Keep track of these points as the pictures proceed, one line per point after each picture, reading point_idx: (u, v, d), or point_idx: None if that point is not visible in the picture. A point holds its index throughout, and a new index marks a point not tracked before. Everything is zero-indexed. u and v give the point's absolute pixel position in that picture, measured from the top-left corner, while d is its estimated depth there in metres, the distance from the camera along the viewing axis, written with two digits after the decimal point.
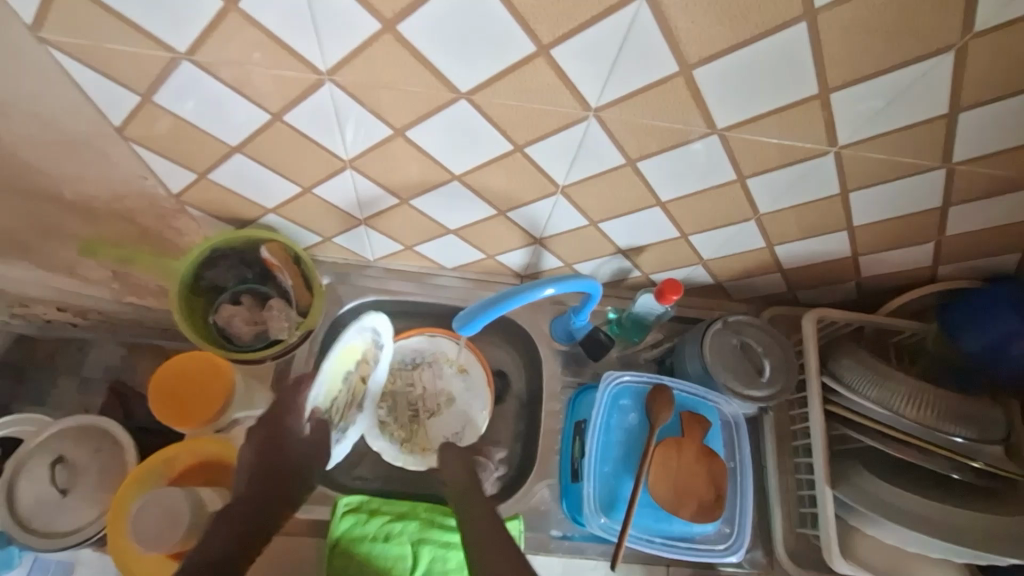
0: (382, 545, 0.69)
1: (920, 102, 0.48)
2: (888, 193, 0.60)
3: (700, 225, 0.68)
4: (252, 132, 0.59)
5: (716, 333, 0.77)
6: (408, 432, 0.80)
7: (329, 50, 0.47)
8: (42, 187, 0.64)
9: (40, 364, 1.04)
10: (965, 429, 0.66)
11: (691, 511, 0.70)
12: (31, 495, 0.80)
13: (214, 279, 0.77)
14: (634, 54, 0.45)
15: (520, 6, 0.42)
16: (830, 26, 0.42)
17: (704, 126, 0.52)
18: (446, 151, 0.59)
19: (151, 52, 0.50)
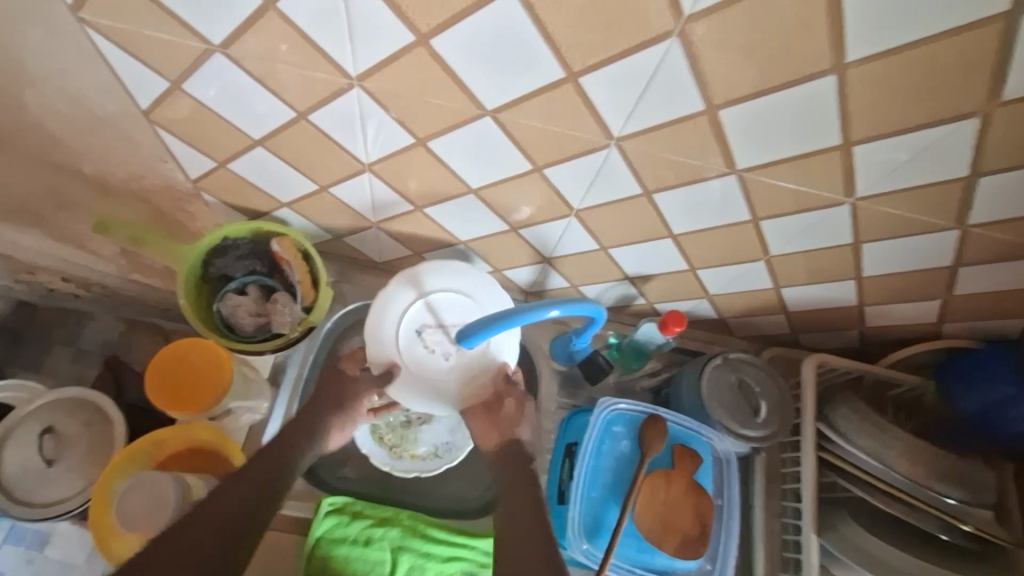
0: (361, 549, 0.69)
1: (939, 163, 0.48)
2: (900, 248, 0.60)
3: (709, 260, 0.68)
4: (275, 128, 0.59)
5: (715, 368, 0.78)
6: (398, 438, 0.79)
7: (361, 57, 0.48)
8: (66, 158, 0.65)
9: (38, 331, 1.05)
10: (957, 490, 0.64)
11: (675, 544, 0.69)
12: (16, 463, 0.81)
13: (223, 268, 0.77)
14: (663, 89, 0.45)
15: (554, 34, 0.42)
16: (857, 81, 0.42)
17: (723, 166, 0.53)
18: (463, 166, 0.59)
19: (186, 42, 0.50)
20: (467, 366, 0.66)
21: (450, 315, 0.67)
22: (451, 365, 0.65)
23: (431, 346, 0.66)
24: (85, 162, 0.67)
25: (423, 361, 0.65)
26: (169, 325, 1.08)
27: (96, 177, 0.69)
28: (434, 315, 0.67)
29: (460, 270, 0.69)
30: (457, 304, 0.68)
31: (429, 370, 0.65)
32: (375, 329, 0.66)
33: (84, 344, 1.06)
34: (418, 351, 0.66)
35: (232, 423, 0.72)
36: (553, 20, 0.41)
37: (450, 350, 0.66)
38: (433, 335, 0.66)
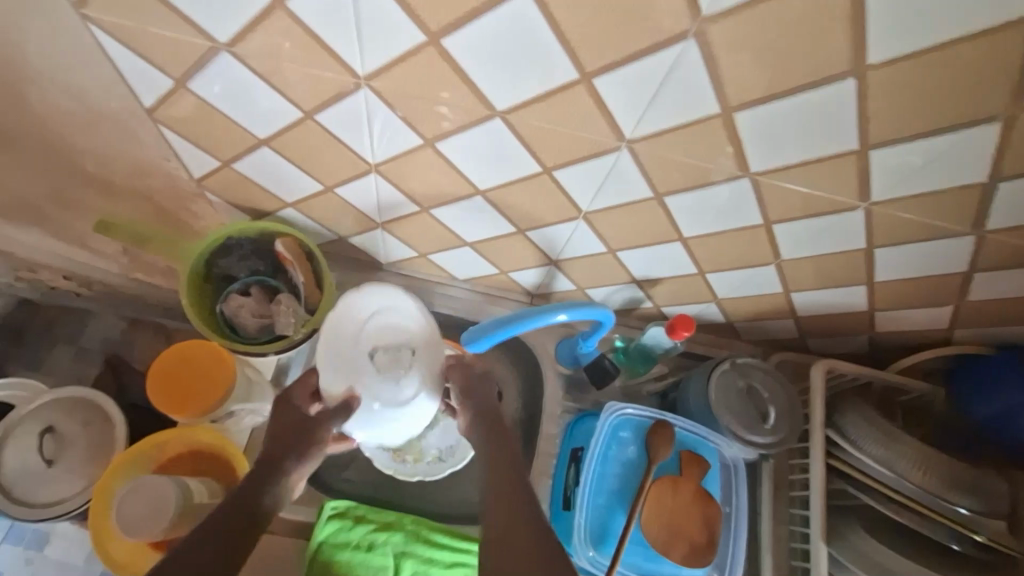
0: (364, 555, 0.68)
1: (958, 169, 0.47)
2: (914, 253, 0.59)
3: (719, 264, 0.67)
4: (281, 127, 0.58)
5: (723, 373, 0.77)
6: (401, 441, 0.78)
7: (370, 56, 0.47)
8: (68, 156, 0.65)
9: (39, 329, 1.05)
10: (971, 500, 0.63)
11: (682, 552, 0.68)
12: (15, 462, 0.82)
13: (226, 269, 0.76)
14: (677, 90, 0.45)
15: (567, 32, 0.41)
16: (878, 84, 0.41)
17: (736, 168, 0.52)
18: (471, 166, 0.58)
19: (191, 39, 0.49)
20: (418, 388, 0.64)
21: (395, 335, 0.65)
22: (404, 387, 0.63)
23: (382, 369, 0.63)
24: (88, 159, 0.66)
25: (375, 384, 0.63)
26: (171, 323, 1.08)
27: (98, 175, 0.68)
28: (382, 335, 0.65)
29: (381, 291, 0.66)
30: (397, 322, 0.66)
31: (383, 393, 0.63)
32: (330, 360, 0.63)
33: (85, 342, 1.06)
34: (369, 376, 0.63)
35: (234, 426, 0.72)
36: (566, 19, 0.40)
37: (399, 373, 0.63)
38: (381, 358, 0.63)
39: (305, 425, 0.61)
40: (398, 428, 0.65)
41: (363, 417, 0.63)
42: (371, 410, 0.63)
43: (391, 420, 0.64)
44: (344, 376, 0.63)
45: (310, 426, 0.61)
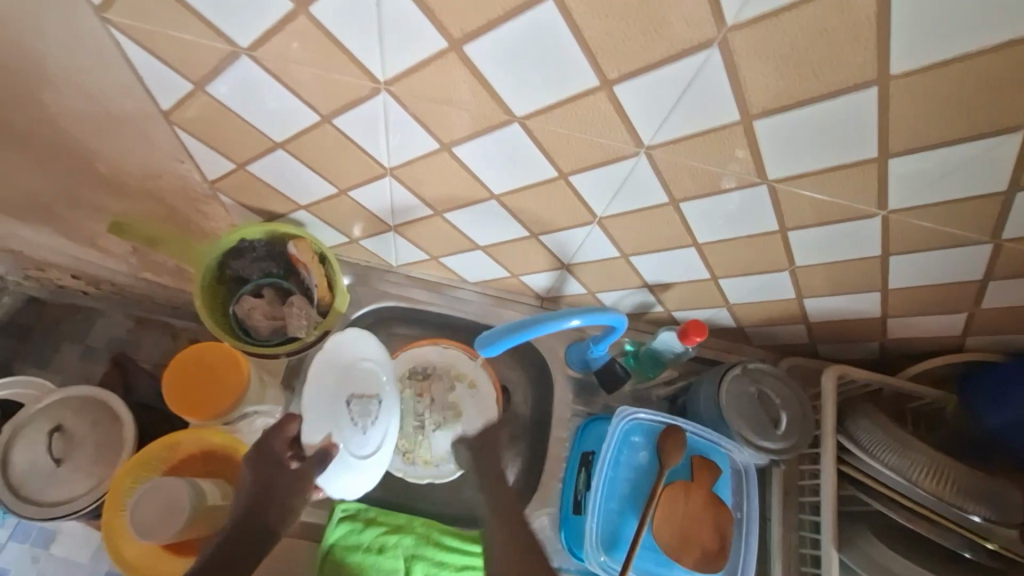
0: (375, 557, 0.68)
1: (977, 178, 0.47)
2: (930, 260, 0.59)
3: (732, 269, 0.67)
4: (297, 131, 0.58)
5: (734, 378, 0.77)
6: (411, 443, 0.79)
7: (391, 62, 0.47)
8: (84, 158, 0.65)
9: (45, 327, 1.08)
10: (986, 508, 0.62)
11: (694, 558, 0.68)
12: (24, 460, 0.85)
13: (239, 270, 0.76)
14: (698, 98, 0.45)
15: (590, 39, 0.41)
16: (900, 92, 0.41)
17: (754, 175, 0.52)
18: (486, 171, 0.58)
19: (213, 44, 0.49)
20: (378, 437, 0.69)
21: (367, 386, 0.71)
22: (370, 437, 0.68)
23: (355, 417, 0.68)
24: (103, 160, 0.66)
25: (348, 432, 0.67)
26: (177, 322, 1.10)
27: (112, 175, 0.69)
28: (357, 385, 0.70)
29: (361, 340, 0.71)
30: (371, 372, 0.71)
31: (353, 441, 0.67)
32: (312, 409, 0.67)
33: (94, 341, 1.08)
34: (343, 424, 0.67)
35: (246, 427, 0.72)
36: (589, 26, 0.40)
37: (368, 421, 0.69)
38: (354, 407, 0.69)
39: (287, 476, 0.61)
40: (366, 477, 0.68)
41: (336, 465, 0.66)
42: (342, 458, 0.66)
43: (361, 467, 0.67)
44: (324, 422, 0.67)
45: (294, 475, 0.62)
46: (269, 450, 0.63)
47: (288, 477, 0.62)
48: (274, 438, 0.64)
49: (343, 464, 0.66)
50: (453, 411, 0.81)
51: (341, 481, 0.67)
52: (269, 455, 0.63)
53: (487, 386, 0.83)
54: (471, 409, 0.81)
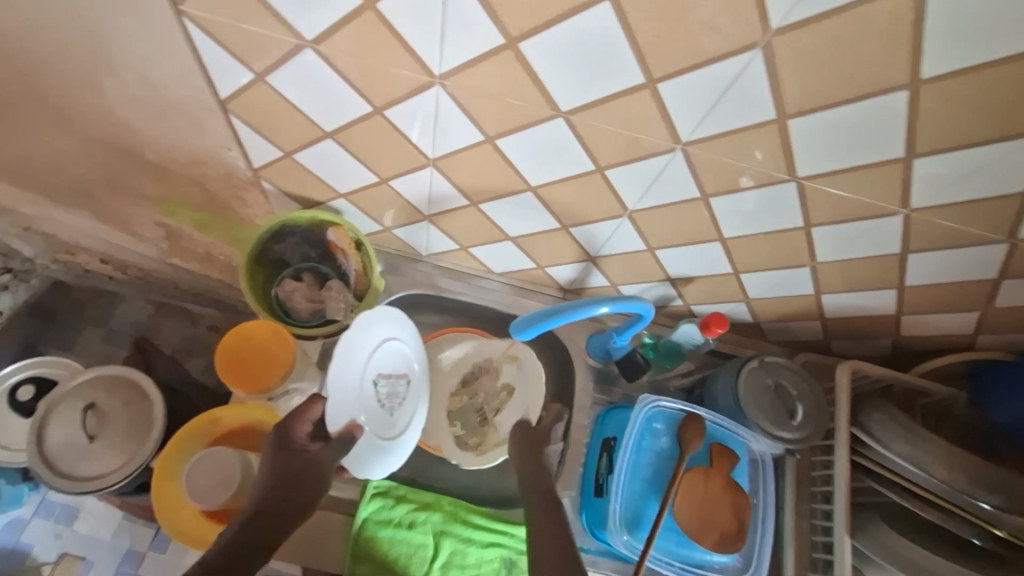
0: (405, 532, 0.71)
1: (996, 180, 0.50)
2: (945, 259, 0.61)
3: (754, 264, 0.70)
4: (349, 121, 0.61)
5: (752, 371, 0.79)
6: (480, 437, 0.82)
7: (449, 56, 0.50)
8: (136, 143, 0.69)
9: (71, 310, 1.13)
10: (994, 496, 0.64)
11: (713, 539, 0.71)
12: (60, 436, 0.88)
13: (280, 254, 0.80)
14: (738, 97, 0.47)
15: (642, 41, 0.44)
16: (929, 96, 0.44)
17: (784, 172, 0.55)
18: (526, 163, 0.61)
19: (280, 36, 0.52)
20: (404, 418, 0.73)
21: (393, 367, 0.74)
22: (395, 419, 0.73)
23: (383, 397, 0.72)
24: (154, 146, 0.69)
25: (376, 412, 0.70)
26: (197, 309, 1.15)
27: (159, 162, 0.72)
28: (385, 366, 0.73)
29: (392, 317, 0.73)
30: (400, 354, 0.75)
31: (380, 421, 0.71)
32: (343, 389, 0.66)
33: (116, 325, 1.14)
34: (373, 404, 0.70)
35: (285, 404, 0.74)
36: (642, 27, 0.43)
37: (395, 402, 0.73)
38: (382, 387, 0.72)
39: (312, 456, 0.60)
40: (389, 459, 0.70)
41: (362, 446, 0.68)
42: (370, 439, 0.69)
43: (387, 448, 0.70)
44: (349, 404, 0.67)
45: (309, 460, 0.60)
46: (291, 432, 0.62)
47: (314, 459, 0.60)
48: (296, 421, 0.63)
49: (372, 446, 0.69)
50: (506, 392, 0.85)
51: (368, 462, 0.68)
52: (285, 440, 0.61)
53: (529, 358, 0.86)
54: (520, 384, 0.85)
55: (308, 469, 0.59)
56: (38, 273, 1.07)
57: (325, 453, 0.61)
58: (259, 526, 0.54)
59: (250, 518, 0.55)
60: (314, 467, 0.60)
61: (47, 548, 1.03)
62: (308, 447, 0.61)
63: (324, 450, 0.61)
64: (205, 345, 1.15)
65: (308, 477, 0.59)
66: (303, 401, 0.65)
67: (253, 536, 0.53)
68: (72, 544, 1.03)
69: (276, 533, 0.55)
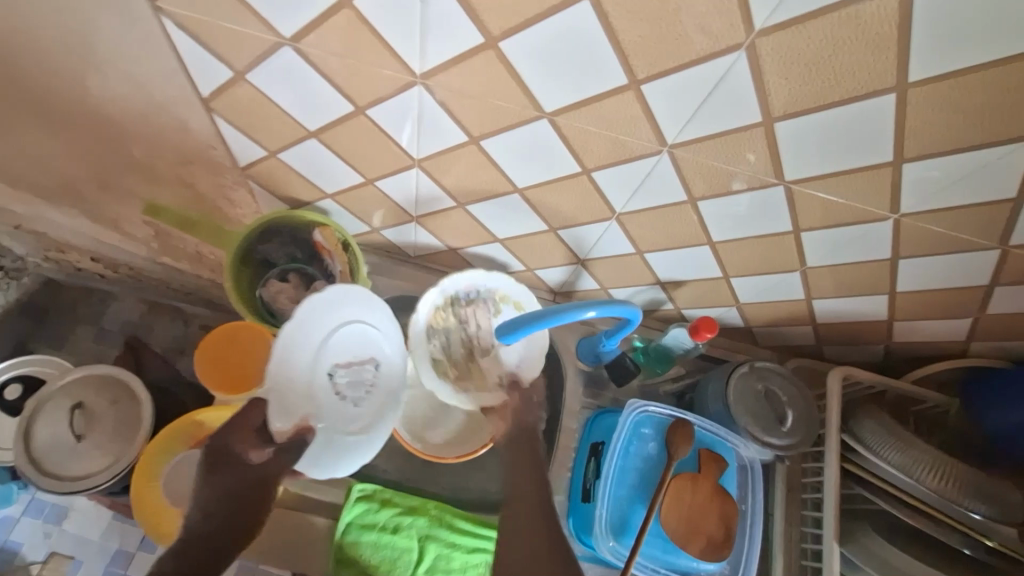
0: (390, 536, 0.70)
1: (986, 186, 0.50)
2: (938, 265, 0.61)
3: (744, 268, 0.69)
4: (333, 120, 0.60)
5: (742, 376, 0.79)
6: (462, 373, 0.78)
7: (430, 56, 0.49)
8: (120, 140, 0.68)
9: (62, 309, 1.13)
10: (985, 506, 0.64)
11: (700, 547, 0.70)
12: (46, 434, 0.88)
13: (266, 254, 0.78)
14: (724, 100, 0.47)
15: (624, 42, 0.44)
16: (918, 99, 0.43)
17: (772, 176, 0.54)
18: (512, 165, 0.60)
19: (260, 34, 0.52)
20: (372, 407, 0.72)
21: (353, 353, 0.73)
22: (361, 409, 0.72)
23: (342, 389, 0.72)
24: (139, 144, 0.68)
25: (335, 405, 0.71)
26: (189, 308, 1.15)
27: (145, 160, 0.71)
28: (342, 355, 0.73)
29: (343, 300, 0.71)
30: (357, 339, 0.73)
31: (342, 413, 0.71)
32: (285, 389, 0.69)
33: (108, 323, 1.14)
34: (330, 397, 0.71)
35: None
36: (625, 28, 0.42)
37: (358, 392, 0.72)
38: (343, 377, 0.72)
39: (254, 467, 0.62)
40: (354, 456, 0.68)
41: (321, 443, 0.69)
42: (329, 436, 0.69)
43: (349, 443, 0.69)
44: (296, 401, 0.69)
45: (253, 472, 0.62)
46: (230, 444, 0.63)
47: (258, 468, 0.62)
48: (233, 434, 0.64)
49: (332, 442, 0.69)
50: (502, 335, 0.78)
51: (329, 460, 0.68)
52: (226, 456, 0.62)
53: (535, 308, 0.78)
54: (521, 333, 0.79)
55: (252, 481, 0.62)
56: (31, 272, 1.07)
57: (266, 462, 0.63)
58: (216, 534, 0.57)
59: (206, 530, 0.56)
60: (257, 477, 0.62)
61: (35, 548, 1.02)
62: (250, 457, 0.63)
63: (266, 459, 0.63)
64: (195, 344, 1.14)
65: (252, 490, 0.61)
66: (242, 408, 0.66)
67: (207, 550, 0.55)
68: (61, 544, 1.03)
69: (228, 548, 0.57)
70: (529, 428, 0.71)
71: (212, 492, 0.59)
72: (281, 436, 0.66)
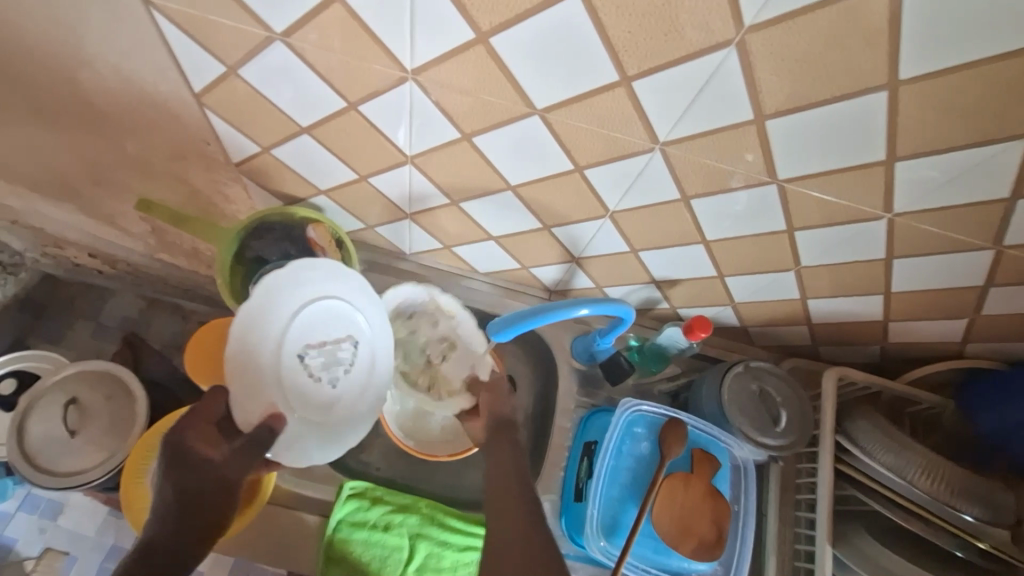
0: (381, 534, 0.70)
1: (979, 185, 0.49)
2: (932, 265, 0.60)
3: (739, 268, 0.69)
4: (326, 116, 0.60)
5: (736, 375, 0.78)
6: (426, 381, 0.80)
7: (420, 51, 0.49)
8: (114, 135, 0.68)
9: (59, 304, 1.13)
10: (976, 508, 0.64)
11: (692, 547, 0.70)
12: (40, 430, 0.88)
13: (260, 252, 0.75)
14: (714, 97, 0.46)
15: (614, 38, 0.43)
16: (909, 97, 0.43)
17: (766, 175, 0.54)
18: (505, 162, 0.60)
19: (250, 29, 0.52)
20: (350, 389, 0.71)
21: (326, 333, 0.70)
22: (337, 391, 0.70)
23: (315, 369, 0.69)
24: (132, 139, 0.68)
25: (309, 387, 0.68)
26: (186, 304, 1.15)
27: (138, 156, 0.71)
28: (313, 335, 0.69)
29: (312, 272, 0.68)
30: (330, 318, 0.70)
31: (317, 396, 0.69)
32: (253, 376, 0.65)
33: (105, 319, 1.14)
34: (302, 379, 0.68)
35: None
36: (614, 24, 0.42)
37: (333, 373, 0.70)
38: (315, 359, 0.69)
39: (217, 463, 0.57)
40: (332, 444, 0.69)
41: (296, 428, 0.67)
42: (304, 421, 0.68)
43: (325, 428, 0.69)
44: (264, 386, 0.65)
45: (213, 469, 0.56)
46: (188, 441, 0.57)
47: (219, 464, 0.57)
48: (194, 427, 0.58)
49: (308, 426, 0.68)
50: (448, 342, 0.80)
51: (306, 444, 0.68)
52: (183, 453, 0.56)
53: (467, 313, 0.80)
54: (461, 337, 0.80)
55: (214, 479, 0.56)
56: (28, 267, 1.05)
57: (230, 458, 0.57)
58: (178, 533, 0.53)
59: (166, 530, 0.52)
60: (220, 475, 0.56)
61: (30, 543, 1.02)
62: (212, 455, 0.57)
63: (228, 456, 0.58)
64: None
65: (213, 491, 0.55)
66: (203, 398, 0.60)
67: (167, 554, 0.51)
68: (55, 540, 1.03)
69: (193, 548, 0.53)
70: (517, 429, 0.71)
71: (168, 496, 0.54)
72: (249, 427, 0.62)
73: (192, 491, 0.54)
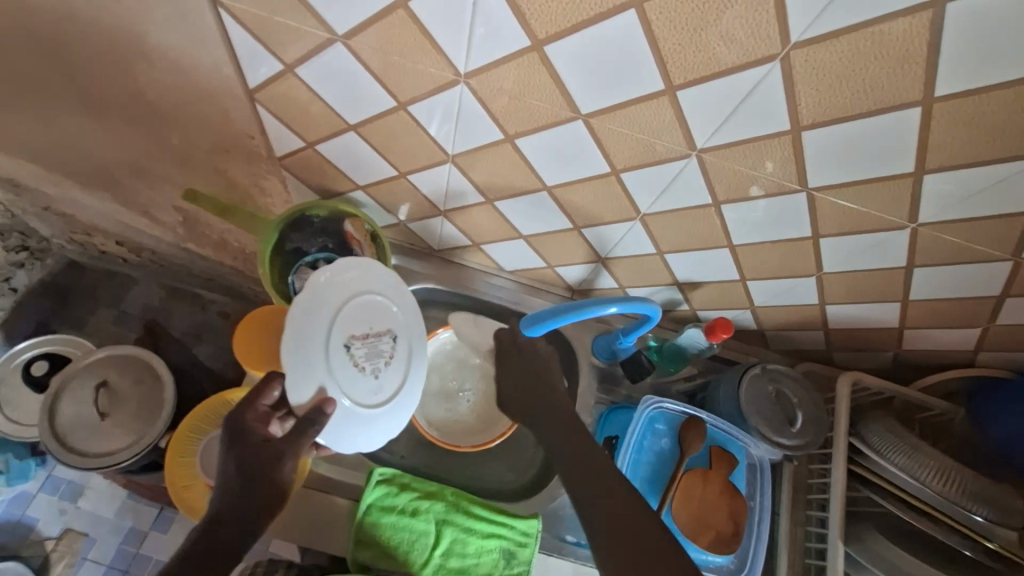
0: (408, 519, 0.72)
1: (1002, 199, 0.52)
2: (953, 274, 0.62)
3: (761, 272, 0.71)
4: (373, 115, 0.63)
5: (754, 377, 0.81)
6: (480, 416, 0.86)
7: (475, 56, 0.51)
8: (162, 126, 0.70)
9: (83, 290, 1.15)
10: (987, 509, 0.65)
11: (710, 540, 0.73)
12: (71, 410, 0.90)
13: (298, 245, 0.79)
14: (754, 107, 0.49)
15: (665, 51, 0.46)
16: (943, 114, 0.45)
17: (796, 183, 0.56)
18: (545, 164, 0.63)
19: (314, 29, 0.54)
20: (391, 380, 0.73)
21: (369, 325, 0.72)
22: (380, 381, 0.72)
23: (360, 360, 0.70)
24: (179, 130, 0.71)
25: (356, 377, 0.70)
26: (207, 293, 1.17)
27: (183, 146, 0.74)
28: (357, 326, 0.71)
29: (354, 265, 0.72)
30: (371, 311, 0.73)
31: (362, 385, 0.70)
32: (304, 361, 0.66)
33: (128, 306, 1.16)
34: (349, 368, 0.69)
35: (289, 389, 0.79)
36: (666, 38, 0.45)
37: (376, 364, 0.72)
38: (360, 349, 0.71)
39: (269, 444, 0.62)
40: (373, 433, 0.70)
41: (342, 416, 0.68)
42: (352, 411, 0.69)
43: (368, 418, 0.70)
44: (314, 373, 0.66)
45: (265, 450, 0.62)
46: (244, 423, 0.63)
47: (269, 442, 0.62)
48: (248, 410, 0.64)
49: (353, 417, 0.69)
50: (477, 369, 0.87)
51: (350, 438, 0.68)
52: (239, 432, 0.63)
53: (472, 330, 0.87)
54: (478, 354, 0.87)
55: (268, 459, 0.61)
56: (54, 253, 1.12)
57: (282, 438, 0.62)
58: (243, 508, 0.59)
59: (233, 504, 0.59)
60: (273, 455, 0.62)
61: (49, 523, 1.04)
62: (266, 433, 0.63)
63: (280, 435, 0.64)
64: (212, 330, 1.16)
65: (265, 472, 0.61)
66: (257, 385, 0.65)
67: (233, 525, 0.58)
68: (76, 520, 1.05)
69: (255, 519, 0.59)
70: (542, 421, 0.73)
71: (231, 471, 0.61)
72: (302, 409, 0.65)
73: (249, 470, 0.61)
